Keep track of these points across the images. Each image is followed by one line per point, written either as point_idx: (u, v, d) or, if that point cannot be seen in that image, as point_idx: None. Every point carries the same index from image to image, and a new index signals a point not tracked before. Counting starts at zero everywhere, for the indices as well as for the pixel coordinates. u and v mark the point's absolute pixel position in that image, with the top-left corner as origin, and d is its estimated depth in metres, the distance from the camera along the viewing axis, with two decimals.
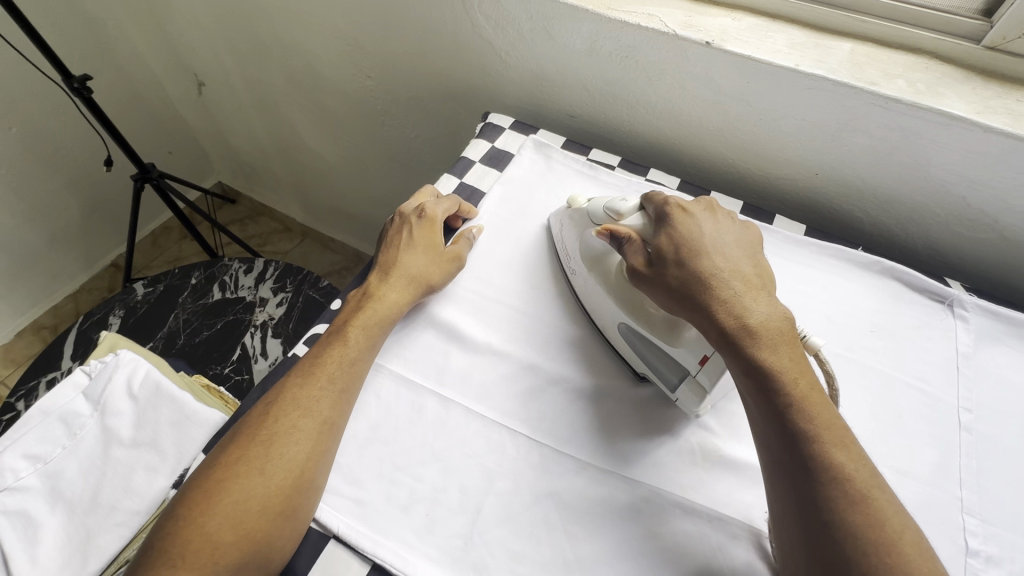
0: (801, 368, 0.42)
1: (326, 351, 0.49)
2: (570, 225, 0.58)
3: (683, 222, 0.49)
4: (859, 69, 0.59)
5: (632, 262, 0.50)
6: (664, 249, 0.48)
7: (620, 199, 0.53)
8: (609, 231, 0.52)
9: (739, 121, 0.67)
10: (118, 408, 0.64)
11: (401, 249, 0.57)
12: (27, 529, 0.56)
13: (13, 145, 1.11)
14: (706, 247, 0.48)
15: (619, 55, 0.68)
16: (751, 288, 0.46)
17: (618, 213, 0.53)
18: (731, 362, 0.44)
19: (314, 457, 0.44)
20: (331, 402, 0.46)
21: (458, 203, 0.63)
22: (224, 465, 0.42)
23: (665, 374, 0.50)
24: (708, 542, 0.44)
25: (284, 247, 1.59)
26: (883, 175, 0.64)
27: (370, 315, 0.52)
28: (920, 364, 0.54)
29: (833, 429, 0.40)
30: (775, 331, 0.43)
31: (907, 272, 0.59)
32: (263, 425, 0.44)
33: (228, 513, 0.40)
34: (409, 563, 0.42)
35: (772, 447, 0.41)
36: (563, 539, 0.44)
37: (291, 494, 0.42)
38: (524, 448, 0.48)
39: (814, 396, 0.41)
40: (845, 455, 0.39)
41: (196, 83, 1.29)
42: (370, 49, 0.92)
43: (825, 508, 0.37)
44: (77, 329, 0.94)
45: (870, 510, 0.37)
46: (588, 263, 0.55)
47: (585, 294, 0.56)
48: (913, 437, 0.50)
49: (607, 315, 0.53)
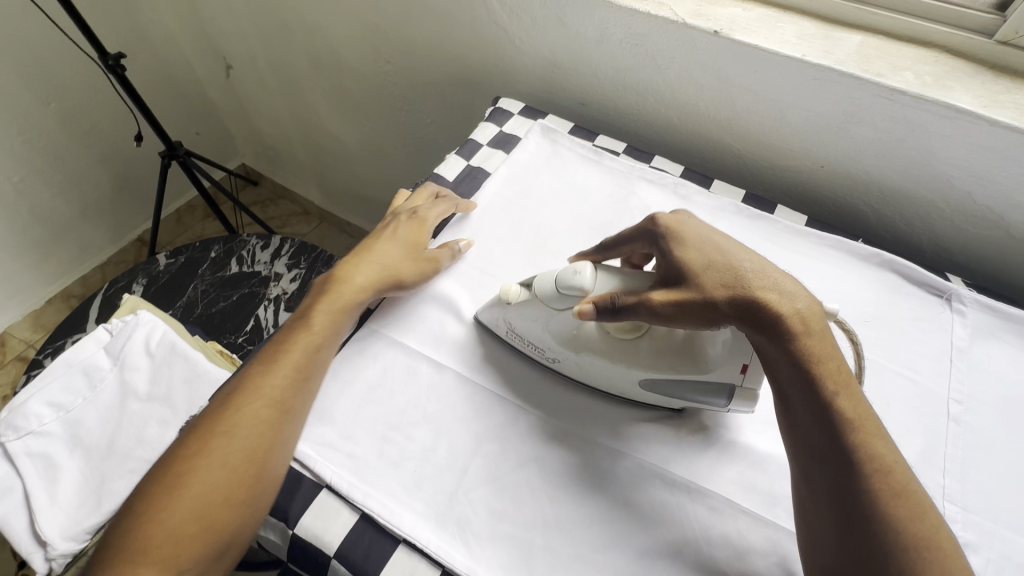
0: (839, 360, 0.41)
1: (288, 341, 0.50)
2: (524, 316, 0.51)
3: (687, 233, 0.47)
4: (867, 61, 0.59)
5: (650, 299, 0.44)
6: (687, 262, 0.45)
7: (572, 272, 0.47)
8: (594, 302, 0.46)
9: (747, 111, 0.68)
10: (136, 363, 0.67)
11: (382, 241, 0.58)
12: (48, 469, 0.60)
13: (50, 118, 1.17)
14: (732, 246, 0.45)
15: (628, 43, 0.69)
16: (788, 279, 0.43)
17: (583, 288, 0.47)
18: (777, 353, 0.41)
19: (275, 446, 0.45)
20: (292, 392, 0.47)
21: (455, 204, 0.63)
22: (182, 458, 0.43)
23: (709, 399, 0.47)
24: (686, 512, 0.45)
25: (302, 230, 1.62)
26: (889, 169, 0.64)
27: (332, 305, 0.53)
28: (913, 356, 0.55)
29: (872, 421, 0.40)
30: (818, 323, 0.42)
31: (906, 265, 0.59)
32: (221, 418, 0.45)
33: (189, 504, 0.41)
34: (396, 514, 0.44)
35: (814, 442, 0.40)
36: (544, 501, 0.45)
37: (252, 484, 0.43)
38: (512, 415, 0.50)
39: (852, 388, 0.41)
40: (885, 448, 0.39)
41: (224, 65, 1.33)
42: (390, 34, 0.94)
43: (869, 502, 0.37)
44: (103, 294, 0.98)
45: (912, 502, 0.37)
46: (572, 347, 0.49)
47: (583, 373, 0.51)
48: (899, 425, 0.51)
49: (621, 381, 0.49)
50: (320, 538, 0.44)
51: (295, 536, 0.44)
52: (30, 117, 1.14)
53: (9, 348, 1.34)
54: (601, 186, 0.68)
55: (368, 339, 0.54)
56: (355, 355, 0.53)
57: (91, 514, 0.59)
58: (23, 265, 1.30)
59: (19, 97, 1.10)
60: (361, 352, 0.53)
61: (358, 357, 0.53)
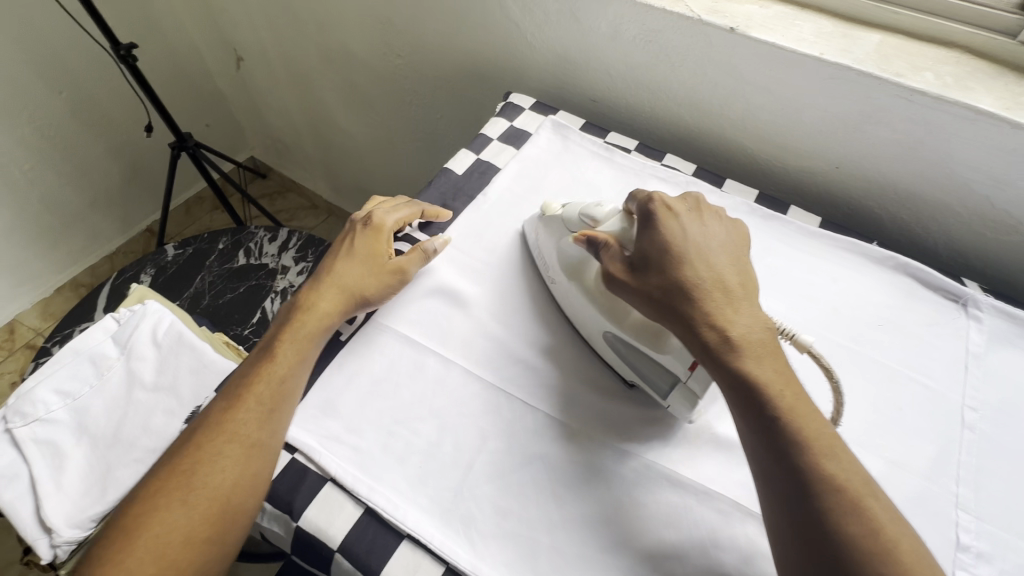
0: (786, 378, 0.42)
1: (254, 371, 0.48)
2: (547, 233, 0.57)
3: (671, 225, 0.48)
4: (885, 60, 0.58)
5: (609, 266, 0.49)
6: (649, 254, 0.47)
7: (597, 205, 0.54)
8: (587, 236, 0.52)
9: (761, 110, 0.67)
10: (143, 352, 0.67)
11: (342, 260, 0.56)
12: (54, 456, 0.61)
13: (62, 108, 1.18)
14: (694, 254, 0.46)
15: (643, 40, 0.68)
16: (737, 297, 0.45)
17: (595, 218, 0.53)
18: (714, 372, 0.43)
19: (241, 482, 0.43)
20: (256, 424, 0.45)
21: (419, 209, 0.61)
22: (144, 498, 0.42)
23: (653, 382, 0.49)
24: (693, 514, 0.45)
25: (310, 223, 1.63)
26: (906, 170, 0.63)
27: (299, 330, 0.51)
28: (926, 361, 0.54)
29: (823, 438, 0.40)
30: (762, 342, 0.43)
31: (921, 268, 0.58)
32: (182, 456, 0.44)
33: (150, 546, 0.40)
34: (400, 509, 0.44)
35: (761, 462, 0.40)
36: (549, 499, 0.45)
37: (216, 522, 0.42)
38: (519, 412, 0.50)
39: (803, 405, 0.41)
40: (836, 465, 0.39)
41: (235, 57, 1.33)
42: (401, 28, 0.94)
43: (819, 521, 0.37)
44: (111, 283, 0.99)
45: (865, 518, 0.37)
46: (569, 274, 0.54)
47: (568, 305, 0.55)
48: (912, 431, 0.50)
49: (591, 326, 0.52)
50: (324, 531, 0.44)
51: (299, 529, 0.44)
52: (42, 105, 1.14)
53: (18, 335, 1.35)
54: (612, 183, 0.67)
55: (373, 331, 0.54)
56: (361, 348, 0.53)
57: (96, 503, 0.59)
58: (33, 254, 1.30)
59: (32, 86, 1.11)
60: (367, 345, 0.53)
61: (364, 350, 0.52)
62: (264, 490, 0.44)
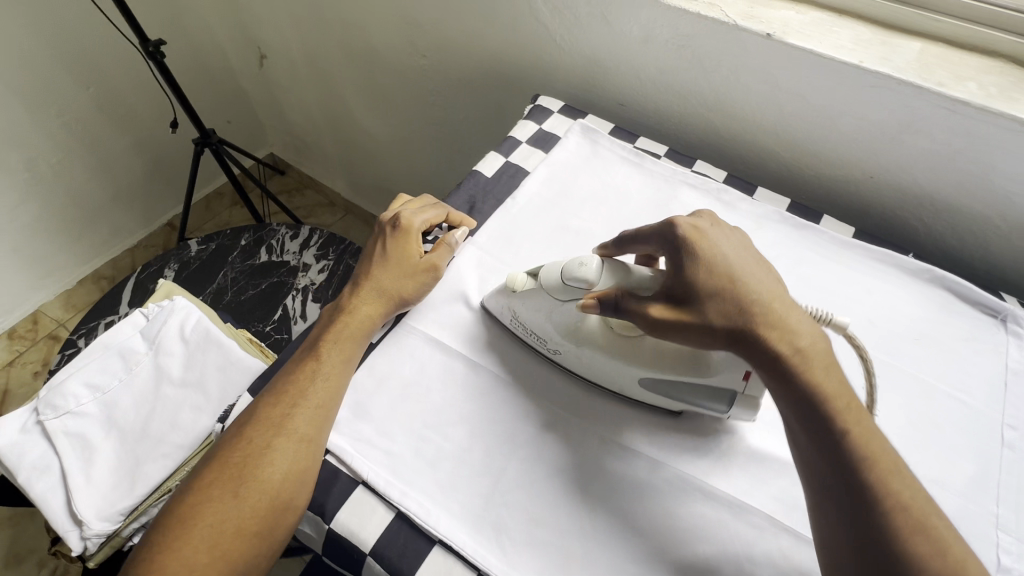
0: (847, 393, 0.40)
1: (298, 370, 0.49)
2: (531, 305, 0.51)
3: (708, 244, 0.45)
4: (927, 69, 0.57)
5: (647, 312, 0.44)
6: (697, 281, 0.44)
7: (578, 263, 0.48)
8: (596, 298, 0.46)
9: (795, 117, 0.66)
10: (171, 348, 0.68)
11: (376, 263, 0.56)
12: (84, 449, 0.61)
13: (88, 102, 1.19)
14: (744, 271, 0.44)
15: (675, 45, 0.68)
16: (792, 309, 0.43)
17: (587, 279, 0.47)
18: (778, 387, 0.41)
19: (289, 477, 0.44)
20: (303, 421, 0.46)
21: (446, 212, 0.61)
22: (198, 490, 0.44)
23: (711, 404, 0.47)
24: (726, 527, 0.44)
25: (327, 220, 1.64)
26: (944, 182, 0.61)
27: (341, 330, 0.52)
28: (964, 377, 0.53)
29: (885, 454, 0.38)
30: (822, 356, 0.41)
31: (958, 282, 0.57)
32: (233, 449, 0.45)
33: (207, 535, 0.42)
34: (432, 514, 0.44)
35: (823, 477, 0.39)
36: (581, 508, 0.45)
37: (266, 516, 0.43)
38: (550, 420, 0.49)
39: (865, 420, 0.39)
40: (900, 482, 0.37)
41: (258, 55, 1.34)
42: (427, 29, 0.94)
43: (884, 540, 0.36)
44: (135, 278, 1.00)
45: (931, 537, 0.36)
46: (574, 338, 0.49)
47: (584, 367, 0.51)
48: (949, 448, 0.49)
49: (620, 377, 0.49)
50: (356, 534, 0.44)
51: (331, 531, 0.44)
52: (70, 100, 1.16)
53: (42, 326, 1.37)
54: (641, 189, 0.67)
55: (404, 333, 0.54)
56: (391, 351, 0.52)
57: (125, 496, 0.59)
58: (58, 246, 1.32)
59: (60, 81, 1.12)
60: (397, 348, 0.53)
61: (395, 352, 0.52)
62: (311, 484, 0.45)
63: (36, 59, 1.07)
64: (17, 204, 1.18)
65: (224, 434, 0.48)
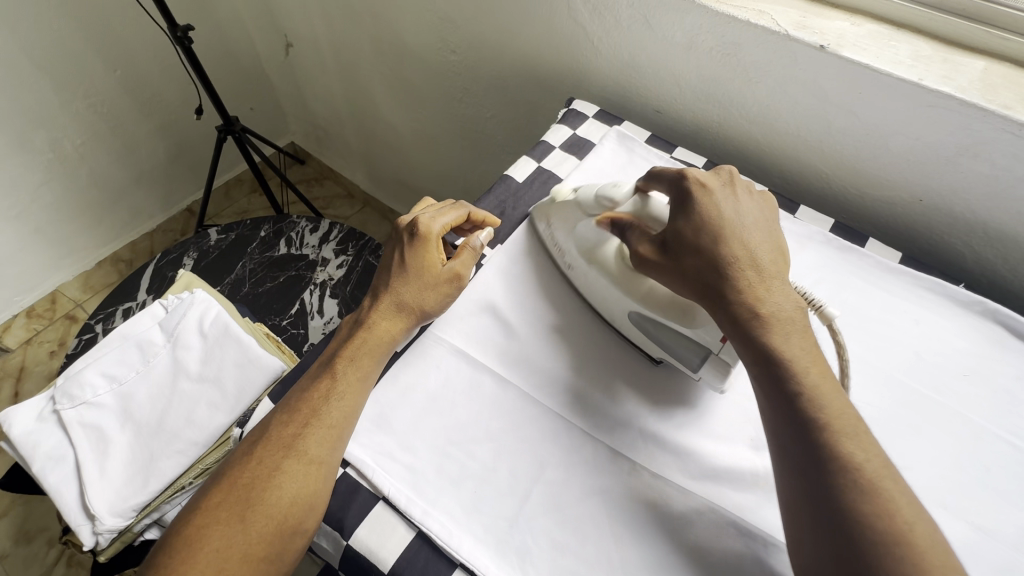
0: (811, 357, 0.41)
1: (313, 386, 0.46)
2: (559, 221, 0.57)
3: (706, 203, 0.46)
4: (992, 90, 0.54)
5: (639, 249, 0.48)
6: (684, 236, 0.45)
7: (612, 185, 0.52)
8: (611, 218, 0.52)
9: (843, 135, 0.63)
10: (189, 342, 0.66)
11: (395, 272, 0.52)
12: (99, 441, 0.61)
13: (114, 85, 1.19)
14: (726, 234, 0.45)
15: (719, 53, 0.65)
16: (766, 276, 0.44)
17: (612, 199, 0.51)
18: (742, 346, 0.43)
19: (299, 500, 0.41)
20: (314, 442, 0.43)
21: (465, 213, 0.57)
22: (204, 510, 0.41)
23: (684, 356, 0.48)
24: (761, 567, 0.42)
25: (345, 212, 1.64)
26: (1000, 208, 0.58)
27: (358, 346, 0.49)
28: (1016, 419, 0.50)
29: (843, 417, 0.39)
30: (790, 321, 0.42)
31: (1011, 316, 0.54)
32: (241, 469, 0.42)
33: (208, 561, 0.39)
34: (454, 536, 0.42)
35: (778, 436, 0.40)
36: (609, 539, 0.43)
37: (274, 541, 0.40)
38: (579, 442, 0.47)
39: (827, 382, 0.40)
40: (855, 445, 0.37)
41: (284, 43, 1.33)
42: (460, 25, 0.91)
43: (828, 494, 0.36)
44: (154, 265, 0.99)
45: (879, 499, 0.35)
46: (587, 257, 0.54)
47: (587, 289, 0.55)
48: (1000, 495, 0.46)
49: (614, 306, 0.53)
50: (375, 553, 0.42)
51: (350, 547, 0.43)
52: (96, 82, 1.15)
53: (59, 306, 1.37)
54: None
55: (428, 344, 0.52)
56: (416, 361, 0.51)
57: (138, 492, 0.58)
58: (78, 227, 1.32)
59: (87, 63, 1.12)
60: (422, 358, 0.51)
61: (419, 364, 0.51)
62: (321, 508, 0.43)
63: (64, 40, 1.06)
64: (40, 185, 1.18)
65: (235, 449, 0.46)
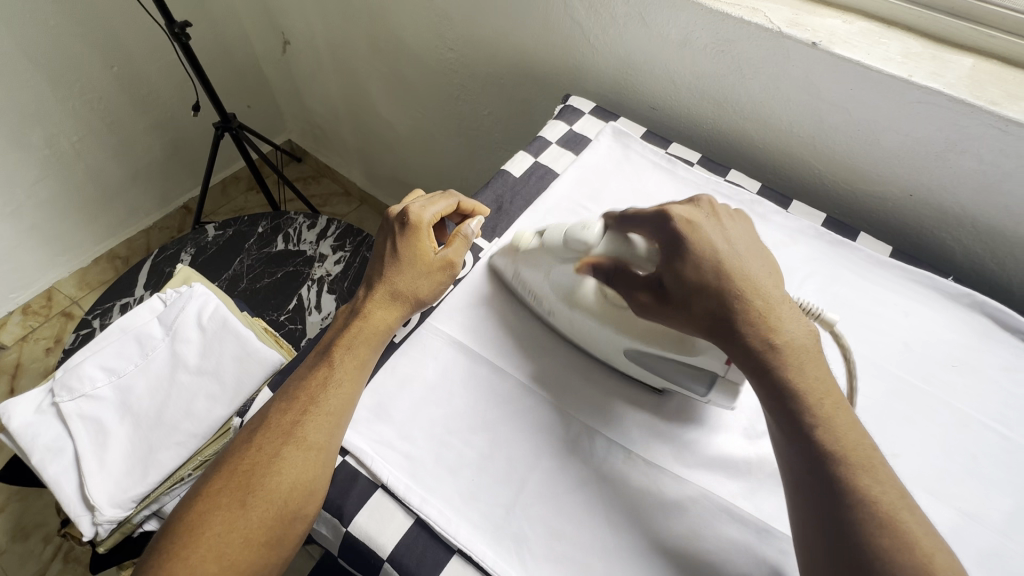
0: (826, 387, 0.40)
1: (311, 373, 0.47)
2: (529, 265, 0.54)
3: (698, 240, 0.43)
4: (979, 87, 0.55)
5: (635, 296, 0.47)
6: (685, 272, 0.43)
7: (581, 226, 0.50)
8: (591, 263, 0.50)
9: (835, 130, 0.64)
10: (188, 335, 0.66)
11: (388, 262, 0.53)
12: (98, 433, 0.61)
13: (111, 82, 1.19)
14: (731, 261, 0.42)
15: (714, 50, 0.66)
16: (774, 302, 0.41)
17: (585, 242, 0.49)
18: (755, 379, 0.41)
19: (299, 485, 0.42)
20: (313, 428, 0.44)
21: (455, 202, 0.58)
22: (206, 495, 0.42)
23: (690, 384, 0.47)
24: (753, 552, 0.43)
25: (343, 210, 1.64)
26: (987, 203, 0.59)
27: (354, 334, 0.49)
28: (1004, 408, 0.51)
29: (859, 449, 0.38)
30: (804, 350, 0.40)
31: (999, 308, 0.56)
32: (242, 455, 0.43)
33: (211, 546, 0.40)
34: (452, 523, 0.43)
35: (795, 471, 0.38)
36: (603, 525, 0.43)
37: (275, 526, 0.41)
38: (574, 432, 0.48)
39: (841, 414, 0.39)
40: (871, 478, 0.37)
41: (281, 41, 1.33)
42: (457, 22, 0.92)
43: (849, 532, 0.35)
44: (152, 261, 0.99)
45: (900, 533, 0.35)
46: (569, 303, 0.51)
47: (574, 330, 0.52)
48: (985, 481, 0.47)
49: (609, 348, 0.50)
50: (374, 540, 0.43)
51: (349, 534, 0.44)
52: (93, 79, 1.15)
53: (55, 303, 1.37)
54: (673, 197, 0.65)
55: (424, 334, 0.53)
56: (414, 352, 0.52)
57: (137, 483, 0.59)
58: (74, 224, 1.32)
59: (84, 59, 1.12)
60: (419, 348, 0.52)
61: (416, 354, 0.51)
62: (322, 494, 0.43)
63: (61, 36, 1.06)
64: (36, 181, 1.18)
65: (234, 437, 0.46)
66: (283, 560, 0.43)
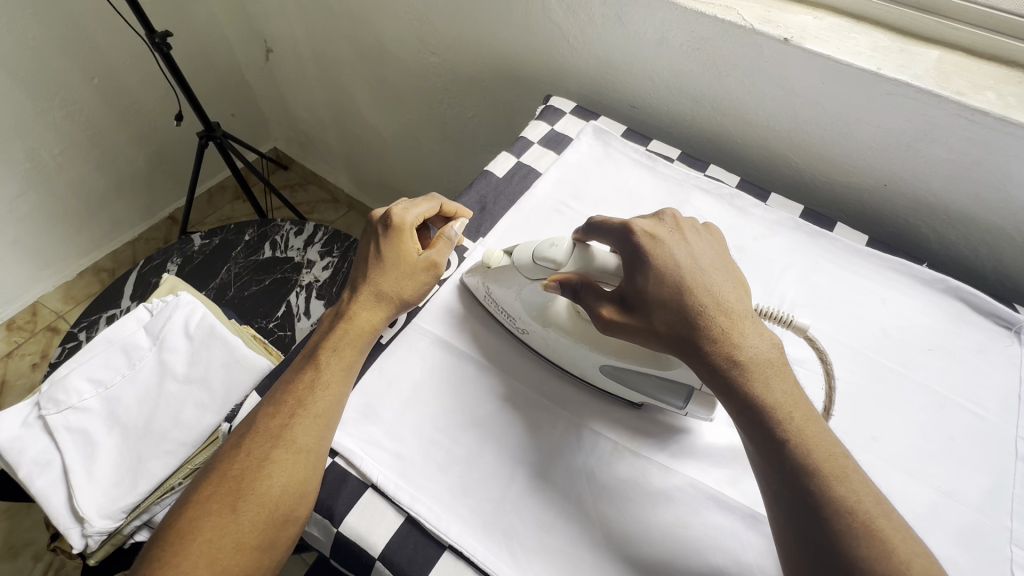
0: (795, 400, 0.40)
1: (298, 376, 0.47)
2: (501, 285, 0.52)
3: (660, 256, 0.44)
4: (945, 78, 0.56)
5: (599, 309, 0.45)
6: (647, 291, 0.43)
7: (550, 243, 0.49)
8: (559, 280, 0.48)
9: (809, 123, 0.65)
10: (175, 344, 0.66)
11: (372, 263, 0.53)
12: (86, 446, 0.61)
13: (92, 93, 1.18)
14: (694, 278, 0.44)
15: (690, 48, 0.67)
16: (738, 317, 0.42)
17: (554, 261, 0.48)
18: (725, 397, 0.41)
19: (290, 489, 0.42)
20: (301, 432, 0.44)
21: (438, 205, 0.58)
22: (197, 503, 0.42)
23: (667, 398, 0.48)
24: (740, 538, 0.44)
25: (331, 216, 1.64)
26: (959, 191, 0.61)
27: (340, 336, 0.49)
28: (979, 390, 0.52)
29: (833, 459, 0.38)
30: (769, 364, 0.41)
31: (972, 292, 0.57)
32: (232, 461, 0.43)
33: (203, 551, 0.40)
34: (443, 520, 0.43)
35: (773, 487, 0.39)
36: (592, 516, 0.44)
37: (267, 529, 0.41)
38: (561, 428, 0.49)
39: (810, 425, 0.39)
40: (847, 487, 0.37)
41: (264, 48, 1.33)
42: (439, 27, 0.93)
43: (827, 545, 0.35)
44: (137, 272, 0.99)
45: (877, 541, 0.35)
46: (541, 322, 0.51)
47: (550, 354, 0.52)
48: (963, 461, 0.48)
49: (585, 363, 0.50)
50: (366, 538, 0.43)
51: (341, 535, 0.44)
52: (74, 91, 1.14)
53: (40, 317, 1.36)
54: (654, 193, 0.67)
55: (410, 334, 0.54)
56: (399, 352, 0.52)
57: (128, 494, 0.58)
58: (57, 237, 1.31)
59: (64, 71, 1.11)
60: (406, 349, 0.52)
61: (404, 355, 0.52)
62: (312, 498, 0.43)
63: (41, 48, 1.06)
64: (19, 195, 1.17)
65: (223, 443, 0.46)
66: (275, 563, 0.43)
